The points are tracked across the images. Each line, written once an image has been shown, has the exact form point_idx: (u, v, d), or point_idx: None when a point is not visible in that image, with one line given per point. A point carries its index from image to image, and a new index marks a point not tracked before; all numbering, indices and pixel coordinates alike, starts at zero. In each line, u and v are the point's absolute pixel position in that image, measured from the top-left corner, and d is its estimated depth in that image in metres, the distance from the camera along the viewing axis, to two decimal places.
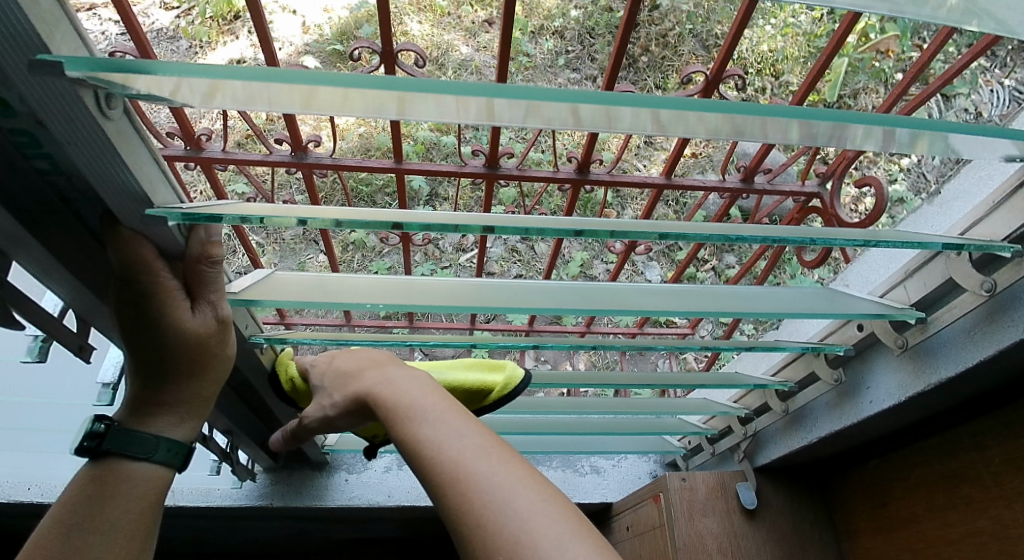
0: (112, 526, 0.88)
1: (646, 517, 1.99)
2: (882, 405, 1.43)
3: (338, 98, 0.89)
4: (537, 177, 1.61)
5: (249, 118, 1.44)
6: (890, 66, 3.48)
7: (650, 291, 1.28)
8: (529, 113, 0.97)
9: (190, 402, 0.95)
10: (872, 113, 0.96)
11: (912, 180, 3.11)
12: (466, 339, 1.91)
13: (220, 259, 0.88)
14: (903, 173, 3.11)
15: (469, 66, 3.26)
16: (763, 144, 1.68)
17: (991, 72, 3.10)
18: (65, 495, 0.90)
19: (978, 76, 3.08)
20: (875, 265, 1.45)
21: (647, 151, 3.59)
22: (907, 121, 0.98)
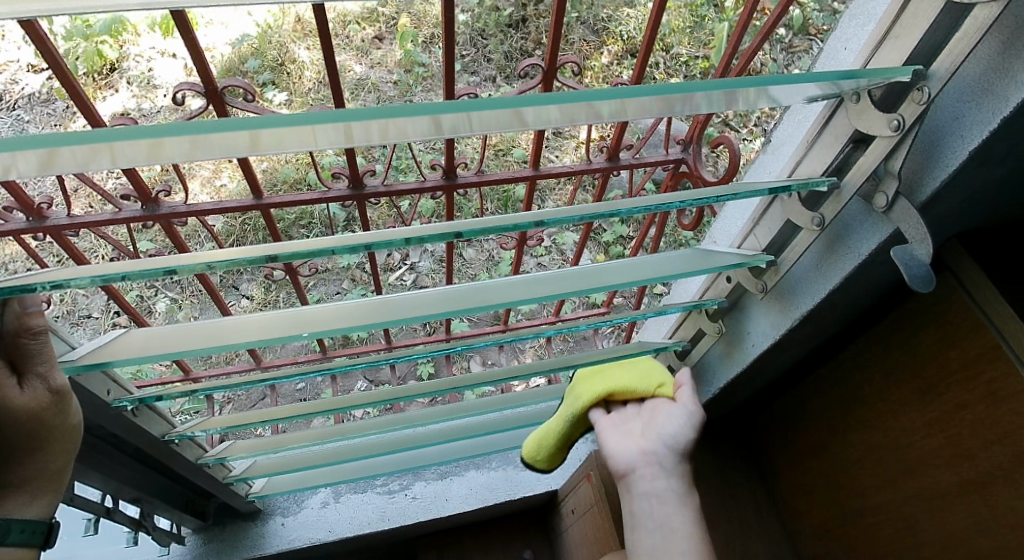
0: None
1: (585, 496, 2.03)
2: (762, 347, 1.49)
3: (187, 145, 0.88)
4: (407, 190, 1.62)
5: (88, 181, 1.41)
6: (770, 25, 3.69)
7: (534, 281, 1.25)
8: (383, 130, 0.97)
9: (39, 478, 0.92)
10: (702, 80, 1.02)
11: None
12: (382, 358, 1.90)
13: (42, 329, 0.85)
14: None
15: (365, 85, 3.26)
16: (617, 123, 1.75)
17: None
18: None
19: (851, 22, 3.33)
20: (733, 217, 1.54)
21: (556, 141, 3.70)
22: (734, 83, 1.04)
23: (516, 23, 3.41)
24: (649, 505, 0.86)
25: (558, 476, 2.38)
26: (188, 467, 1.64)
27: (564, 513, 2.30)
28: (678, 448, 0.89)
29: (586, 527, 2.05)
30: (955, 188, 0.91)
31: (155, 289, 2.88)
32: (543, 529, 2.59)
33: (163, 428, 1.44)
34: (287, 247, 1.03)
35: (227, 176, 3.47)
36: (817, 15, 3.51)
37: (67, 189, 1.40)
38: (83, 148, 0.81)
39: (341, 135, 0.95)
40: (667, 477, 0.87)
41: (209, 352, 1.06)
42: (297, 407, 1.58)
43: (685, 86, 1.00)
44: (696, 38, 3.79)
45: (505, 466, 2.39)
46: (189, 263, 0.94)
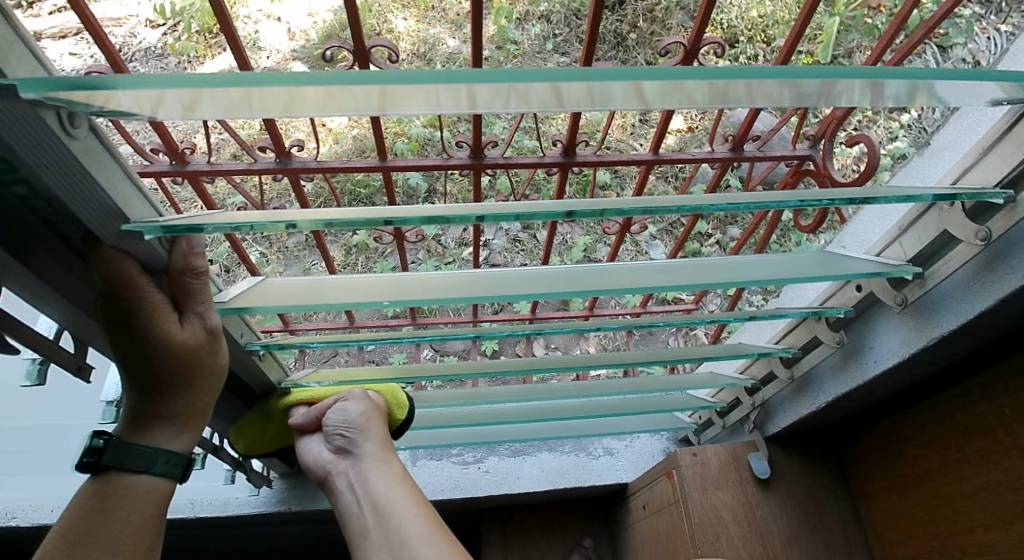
0: (114, 538, 0.93)
1: (661, 494, 1.99)
2: (886, 363, 1.40)
3: (319, 98, 0.89)
4: (521, 164, 1.60)
5: (231, 129, 1.45)
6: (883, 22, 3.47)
7: (646, 269, 1.24)
8: (507, 96, 0.96)
9: (187, 413, 0.97)
10: (857, 66, 0.95)
11: (914, 135, 3.15)
12: (469, 332, 1.92)
13: (205, 270, 0.89)
14: (905, 131, 3.15)
15: (457, 59, 3.23)
16: (750, 111, 1.66)
17: (988, 19, 3.19)
18: (71, 511, 0.94)
19: (975, 24, 3.12)
20: (872, 223, 1.44)
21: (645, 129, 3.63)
22: (889, 72, 0.96)
23: (613, 5, 3.33)
24: (367, 489, 1.07)
25: (629, 470, 2.36)
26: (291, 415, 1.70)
27: (634, 508, 2.27)
28: (345, 437, 1.11)
29: (659, 525, 2.02)
30: None
31: (249, 242, 3.00)
32: (605, 519, 2.58)
33: (278, 375, 1.50)
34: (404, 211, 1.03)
35: (320, 139, 3.57)
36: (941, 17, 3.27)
37: (210, 135, 1.44)
38: (221, 91, 0.84)
39: (461, 100, 0.95)
40: (357, 463, 1.11)
41: (334, 307, 1.11)
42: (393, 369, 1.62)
43: (836, 70, 0.94)
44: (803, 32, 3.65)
45: (577, 453, 2.38)
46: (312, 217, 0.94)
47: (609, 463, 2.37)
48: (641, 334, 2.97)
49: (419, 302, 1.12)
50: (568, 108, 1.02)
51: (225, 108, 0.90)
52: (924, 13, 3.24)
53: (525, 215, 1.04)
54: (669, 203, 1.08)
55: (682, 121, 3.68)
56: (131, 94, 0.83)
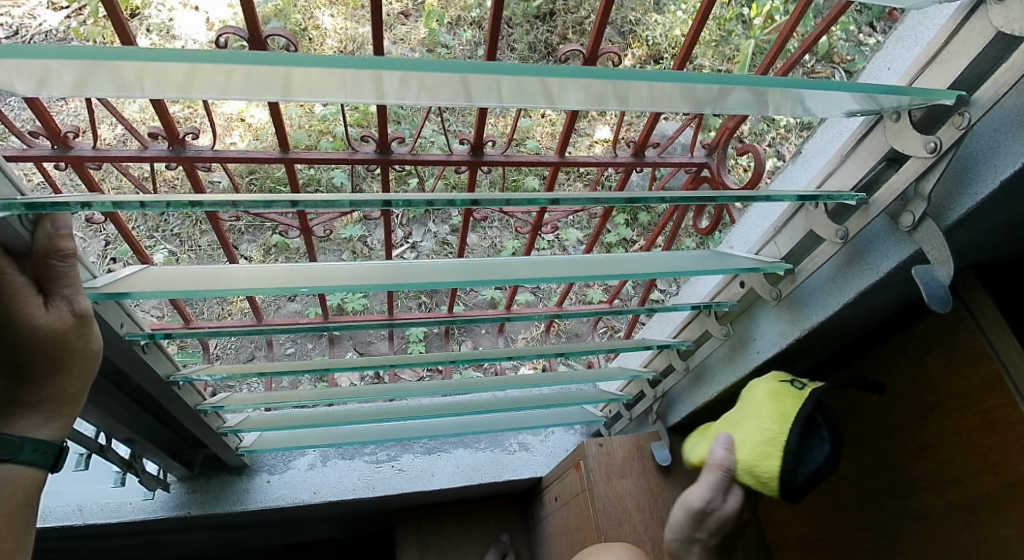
0: None
1: (570, 486, 2.04)
2: (767, 354, 1.50)
3: (220, 78, 0.87)
4: (431, 162, 1.63)
5: (118, 114, 1.40)
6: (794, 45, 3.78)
7: (547, 263, 1.29)
8: (419, 91, 0.99)
9: (56, 400, 0.91)
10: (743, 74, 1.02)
11: None
12: (384, 326, 1.91)
13: (72, 252, 0.86)
14: None
15: None
16: (649, 118, 1.75)
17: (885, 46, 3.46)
18: None
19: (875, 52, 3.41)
20: (755, 225, 1.55)
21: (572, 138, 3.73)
22: (771, 81, 1.03)
23: (544, 15, 3.40)
24: None
25: (543, 465, 2.40)
26: (186, 413, 1.63)
27: (547, 501, 2.31)
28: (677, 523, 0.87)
29: (568, 517, 2.07)
30: (979, 215, 0.92)
31: (156, 239, 2.86)
32: (521, 515, 2.61)
33: (169, 369, 1.44)
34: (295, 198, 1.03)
35: (238, 135, 3.45)
36: (844, 44, 3.59)
37: (95, 120, 1.38)
38: (115, 67, 0.81)
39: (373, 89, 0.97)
40: None
41: (223, 293, 1.10)
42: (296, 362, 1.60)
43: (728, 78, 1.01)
44: (719, 51, 3.87)
45: (492, 449, 2.40)
46: (215, 201, 0.92)
47: (523, 458, 2.41)
48: (560, 334, 3.03)
49: (319, 288, 1.13)
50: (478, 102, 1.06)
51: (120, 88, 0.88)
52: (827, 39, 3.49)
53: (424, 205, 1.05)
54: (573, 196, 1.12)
55: (607, 130, 3.81)
56: (19, 67, 0.79)
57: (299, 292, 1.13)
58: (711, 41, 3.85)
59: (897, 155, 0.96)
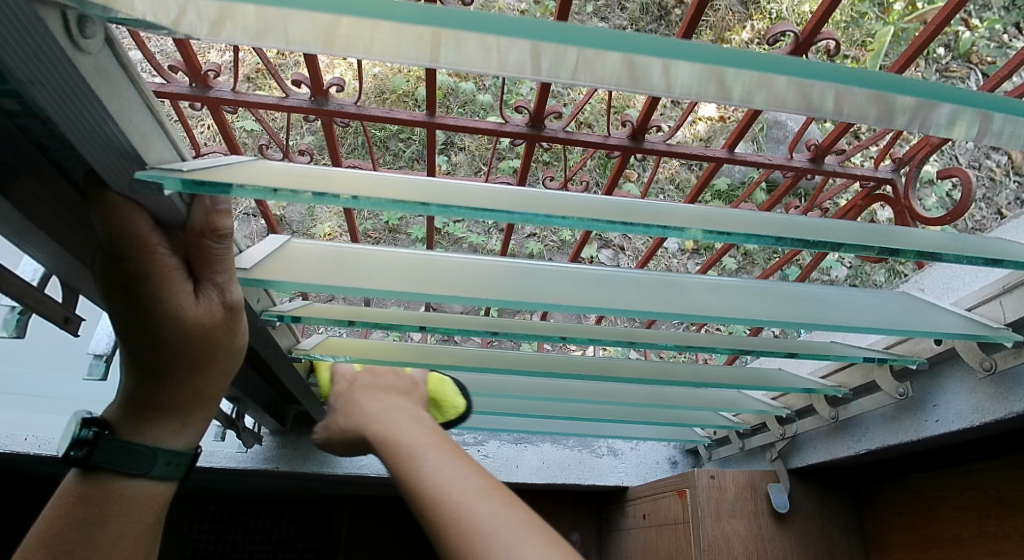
0: (106, 554, 0.77)
1: (667, 509, 1.90)
2: (950, 427, 1.31)
3: (366, 31, 0.62)
4: (583, 143, 1.42)
5: (263, 56, 1.26)
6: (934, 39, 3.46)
7: (720, 287, 1.18)
8: (578, 67, 0.68)
9: (193, 403, 0.82)
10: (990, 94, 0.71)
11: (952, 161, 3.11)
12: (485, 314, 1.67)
13: (229, 233, 0.73)
14: None
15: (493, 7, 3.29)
16: (843, 123, 1.48)
17: None
18: (49, 514, 0.77)
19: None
20: (963, 274, 1.31)
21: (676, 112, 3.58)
22: (1011, 105, 0.73)
23: None
24: None
25: (631, 475, 2.26)
26: (295, 381, 1.58)
27: (630, 514, 2.19)
28: None
29: (659, 539, 1.94)
30: None
31: None
32: (595, 515, 2.49)
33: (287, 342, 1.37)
34: (464, 187, 0.86)
35: (339, 72, 3.34)
36: (987, 44, 3.36)
37: (240, 63, 1.25)
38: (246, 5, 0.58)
39: (521, 61, 0.67)
40: None
41: (365, 294, 1.00)
42: (403, 343, 1.48)
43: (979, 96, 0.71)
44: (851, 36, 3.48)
45: (580, 450, 2.26)
46: (400, 196, 0.77)
47: (611, 464, 2.26)
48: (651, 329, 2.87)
49: (457, 298, 1.02)
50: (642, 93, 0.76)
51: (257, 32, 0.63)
52: (973, 37, 3.22)
53: (593, 225, 0.82)
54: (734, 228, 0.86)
55: (714, 108, 3.63)
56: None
57: (424, 299, 1.02)
58: (841, 23, 3.44)
59: None
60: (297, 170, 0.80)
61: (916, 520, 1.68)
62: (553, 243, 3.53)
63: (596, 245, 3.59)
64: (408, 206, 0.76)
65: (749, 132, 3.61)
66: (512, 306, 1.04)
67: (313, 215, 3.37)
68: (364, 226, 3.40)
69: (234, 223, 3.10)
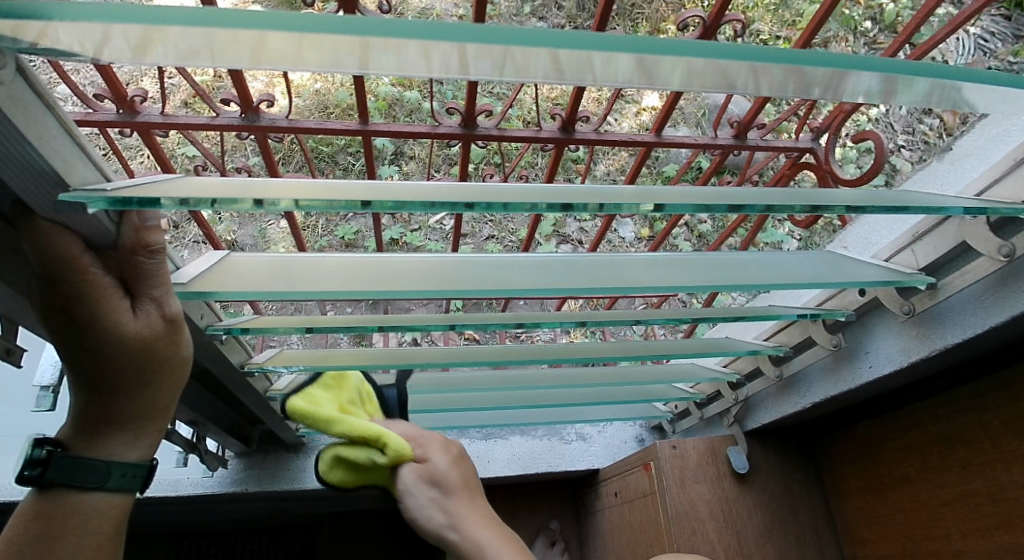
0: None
1: (636, 484, 1.96)
2: (882, 370, 1.40)
3: (292, 45, 0.64)
4: (516, 138, 1.46)
5: (188, 78, 1.27)
6: (860, 14, 3.62)
7: (655, 262, 1.23)
8: (509, 63, 0.72)
9: (145, 415, 0.83)
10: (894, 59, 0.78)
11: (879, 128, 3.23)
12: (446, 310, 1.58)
13: (159, 247, 0.76)
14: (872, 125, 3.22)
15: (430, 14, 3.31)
16: (760, 97, 1.55)
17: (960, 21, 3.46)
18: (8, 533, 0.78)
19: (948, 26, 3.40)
20: (879, 227, 1.39)
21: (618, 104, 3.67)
22: (916, 67, 0.79)
23: None
24: None
25: (602, 456, 2.32)
26: (254, 399, 1.56)
27: (604, 494, 2.24)
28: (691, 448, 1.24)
29: (632, 515, 1.98)
30: None
31: None
32: (572, 502, 2.54)
33: (239, 357, 1.35)
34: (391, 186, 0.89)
35: (279, 91, 3.32)
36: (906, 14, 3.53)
37: (165, 85, 1.27)
38: (181, 33, 0.60)
39: (450, 62, 0.71)
40: None
41: (312, 293, 1.04)
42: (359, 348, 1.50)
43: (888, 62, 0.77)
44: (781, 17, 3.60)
45: (549, 438, 2.32)
46: (325, 195, 0.80)
47: (580, 448, 2.32)
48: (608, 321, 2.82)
49: (402, 292, 1.07)
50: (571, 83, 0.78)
51: (187, 53, 0.63)
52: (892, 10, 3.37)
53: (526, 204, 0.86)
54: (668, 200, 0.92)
55: (657, 98, 3.73)
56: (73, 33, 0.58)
57: (370, 298, 1.06)
58: (770, 5, 3.58)
59: None
60: (225, 182, 0.82)
61: (869, 465, 1.77)
62: (511, 243, 3.54)
63: (553, 241, 3.62)
64: (336, 206, 0.78)
65: (691, 119, 3.72)
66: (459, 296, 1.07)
67: (267, 236, 3.34)
68: (319, 243, 3.38)
69: (183, 251, 3.05)
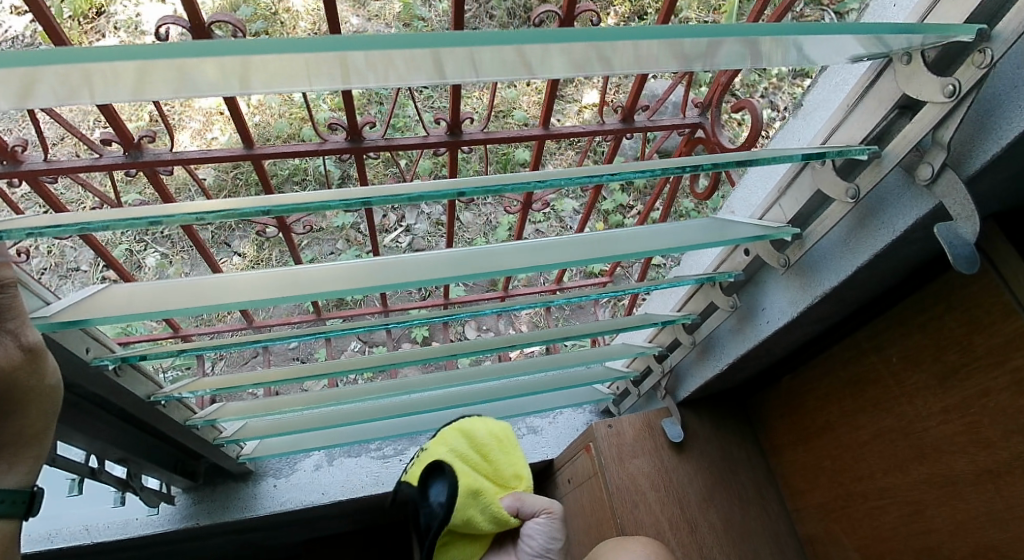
0: None
1: (582, 468, 2.00)
2: (778, 323, 1.45)
3: (175, 74, 0.75)
4: (406, 146, 1.50)
5: (65, 123, 1.30)
6: None
7: (536, 249, 1.20)
8: (387, 68, 0.82)
9: (16, 443, 0.86)
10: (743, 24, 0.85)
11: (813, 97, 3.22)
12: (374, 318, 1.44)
13: (10, 281, 0.79)
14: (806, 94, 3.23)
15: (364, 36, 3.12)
16: (636, 81, 1.61)
17: None
18: None
19: None
20: (757, 186, 1.45)
21: (559, 105, 3.67)
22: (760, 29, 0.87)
23: None
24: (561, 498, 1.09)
25: (554, 446, 2.35)
26: (174, 429, 1.58)
27: (559, 482, 2.27)
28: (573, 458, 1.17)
29: (583, 499, 2.02)
30: (1003, 167, 0.85)
31: (145, 242, 2.49)
32: (535, 496, 2.57)
33: (148, 389, 1.37)
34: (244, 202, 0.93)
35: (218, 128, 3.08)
36: None
37: (42, 131, 1.30)
38: (60, 73, 0.69)
39: (335, 72, 0.81)
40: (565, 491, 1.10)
41: (202, 311, 1.01)
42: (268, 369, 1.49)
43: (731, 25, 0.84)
44: None
45: None
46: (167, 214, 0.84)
47: (532, 441, 2.36)
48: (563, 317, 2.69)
49: (299, 299, 1.03)
50: (452, 79, 0.90)
51: (75, 89, 0.74)
52: None
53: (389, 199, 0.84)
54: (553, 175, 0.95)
55: (596, 95, 3.75)
56: None
57: None
58: None
59: (910, 103, 0.88)
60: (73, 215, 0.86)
61: (797, 419, 1.81)
62: None
63: None
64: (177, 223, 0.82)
65: None
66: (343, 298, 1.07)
67: None
68: None
69: None
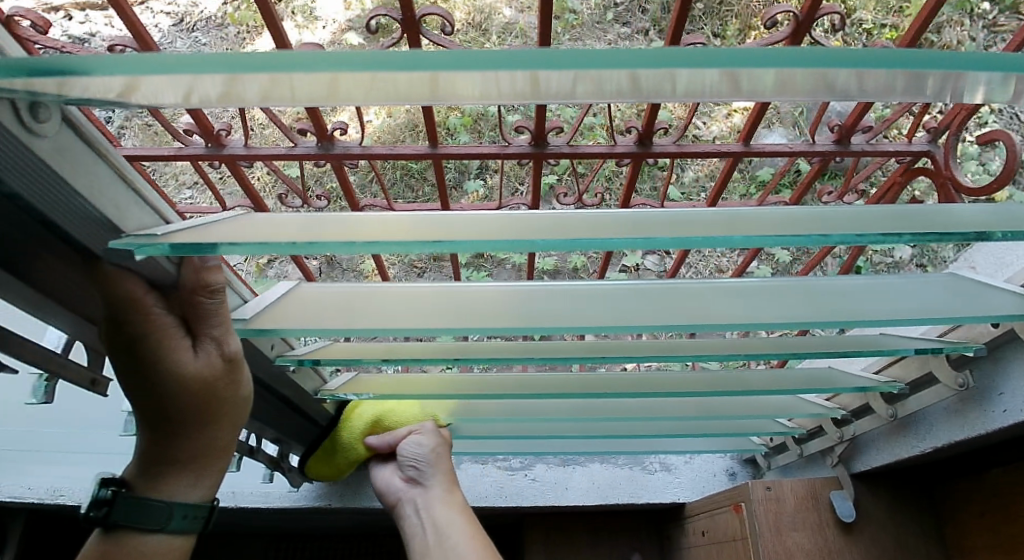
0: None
1: (725, 526, 1.81)
2: (1019, 416, 1.19)
3: (350, 80, 0.58)
4: (589, 156, 1.35)
5: (268, 110, 1.29)
6: None
7: (745, 291, 1.04)
8: (592, 80, 0.59)
9: (206, 455, 0.87)
10: None
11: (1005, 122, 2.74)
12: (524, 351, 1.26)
13: (220, 288, 0.75)
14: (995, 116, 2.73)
15: (513, 30, 2.89)
16: (862, 101, 1.37)
17: None
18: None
19: None
20: (1016, 247, 1.18)
21: (706, 107, 3.32)
22: None
23: None
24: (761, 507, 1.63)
25: (688, 489, 2.17)
26: (329, 420, 1.60)
27: (690, 531, 2.09)
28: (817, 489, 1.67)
29: (719, 558, 1.84)
30: None
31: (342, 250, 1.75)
32: (656, 535, 2.39)
33: (313, 383, 1.40)
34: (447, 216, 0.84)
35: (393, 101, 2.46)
36: None
37: (248, 120, 1.29)
38: (238, 79, 0.55)
39: (521, 85, 0.60)
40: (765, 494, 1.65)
41: (385, 330, 0.97)
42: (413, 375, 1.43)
43: None
44: None
45: (631, 467, 2.19)
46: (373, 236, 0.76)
47: (664, 479, 2.18)
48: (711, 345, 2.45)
49: (483, 328, 0.96)
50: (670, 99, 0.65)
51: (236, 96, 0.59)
52: None
53: (613, 243, 0.76)
54: (762, 232, 0.76)
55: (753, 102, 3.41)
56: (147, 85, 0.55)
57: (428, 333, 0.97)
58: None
59: None
60: (281, 221, 0.81)
61: (1000, 520, 1.52)
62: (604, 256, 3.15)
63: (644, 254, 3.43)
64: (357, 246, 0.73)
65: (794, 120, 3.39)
66: (522, 329, 0.97)
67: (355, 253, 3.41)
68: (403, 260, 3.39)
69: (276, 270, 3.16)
